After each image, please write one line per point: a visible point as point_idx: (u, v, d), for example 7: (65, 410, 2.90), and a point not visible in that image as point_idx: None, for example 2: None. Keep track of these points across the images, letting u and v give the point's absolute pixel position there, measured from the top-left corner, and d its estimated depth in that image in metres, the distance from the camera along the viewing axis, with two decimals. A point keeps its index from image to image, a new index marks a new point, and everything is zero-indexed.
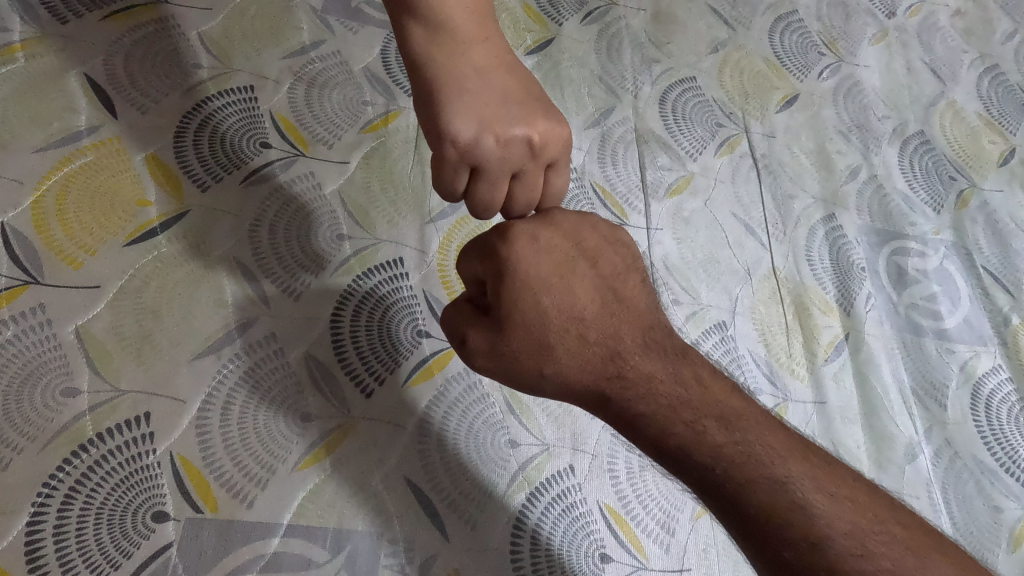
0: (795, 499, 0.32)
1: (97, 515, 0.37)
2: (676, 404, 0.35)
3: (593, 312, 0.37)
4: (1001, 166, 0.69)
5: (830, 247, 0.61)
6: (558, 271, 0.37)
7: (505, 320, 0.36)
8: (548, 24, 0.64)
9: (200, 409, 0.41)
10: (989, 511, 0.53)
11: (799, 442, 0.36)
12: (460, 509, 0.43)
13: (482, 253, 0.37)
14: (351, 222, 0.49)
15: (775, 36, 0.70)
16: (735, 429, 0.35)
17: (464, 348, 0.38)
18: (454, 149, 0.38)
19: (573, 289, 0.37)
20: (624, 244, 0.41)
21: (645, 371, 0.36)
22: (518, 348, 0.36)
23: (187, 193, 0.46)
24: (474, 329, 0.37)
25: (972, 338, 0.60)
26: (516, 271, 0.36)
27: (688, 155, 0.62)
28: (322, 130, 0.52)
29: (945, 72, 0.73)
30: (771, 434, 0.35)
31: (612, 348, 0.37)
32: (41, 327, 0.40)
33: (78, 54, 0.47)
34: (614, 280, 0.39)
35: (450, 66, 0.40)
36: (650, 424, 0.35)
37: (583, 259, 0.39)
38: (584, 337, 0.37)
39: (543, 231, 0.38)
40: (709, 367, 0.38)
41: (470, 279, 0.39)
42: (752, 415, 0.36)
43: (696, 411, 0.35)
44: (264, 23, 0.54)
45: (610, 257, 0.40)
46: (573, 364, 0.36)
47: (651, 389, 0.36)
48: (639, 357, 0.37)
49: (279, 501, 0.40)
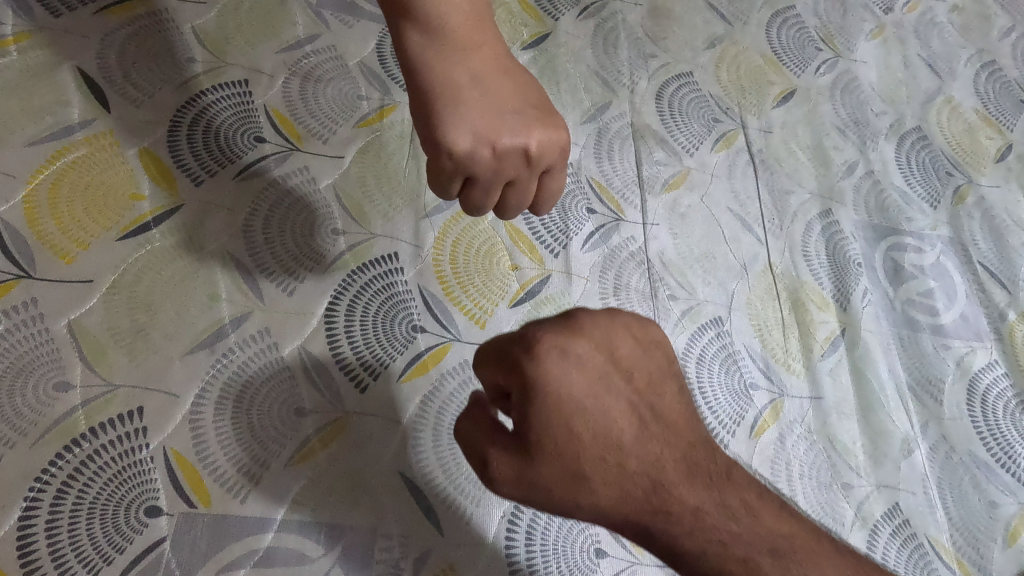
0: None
1: (90, 509, 0.37)
2: (724, 540, 0.34)
3: (629, 434, 0.35)
4: (998, 162, 0.68)
5: (827, 242, 0.61)
6: (591, 391, 0.35)
7: (539, 450, 0.34)
8: (544, 19, 0.63)
9: (194, 404, 0.41)
10: (985, 506, 0.53)
11: (850, 559, 0.35)
12: (455, 505, 0.43)
13: (508, 371, 0.34)
14: (345, 216, 0.49)
15: (772, 32, 0.70)
16: (790, 563, 0.34)
17: (485, 474, 0.35)
18: (450, 160, 0.38)
19: (607, 409, 0.35)
20: (656, 342, 0.39)
21: (690, 502, 0.34)
22: (550, 479, 0.34)
23: (181, 188, 0.46)
24: (498, 454, 0.34)
25: (968, 333, 0.59)
26: (551, 394, 0.34)
27: (685, 150, 0.62)
28: (317, 124, 0.51)
29: (942, 68, 0.73)
30: (826, 558, 0.34)
31: (654, 477, 0.35)
32: (33, 321, 0.40)
33: (71, 47, 0.47)
34: (649, 393, 0.37)
35: (446, 74, 0.39)
36: (696, 559, 0.34)
37: (617, 371, 0.36)
38: (623, 467, 0.35)
39: (575, 341, 0.35)
40: (752, 485, 0.36)
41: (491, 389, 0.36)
42: (804, 541, 0.35)
43: (747, 546, 0.34)
44: (259, 17, 0.54)
45: (644, 366, 0.37)
46: (610, 494, 0.34)
47: (698, 522, 0.34)
48: (683, 487, 0.35)
49: (273, 496, 0.40)
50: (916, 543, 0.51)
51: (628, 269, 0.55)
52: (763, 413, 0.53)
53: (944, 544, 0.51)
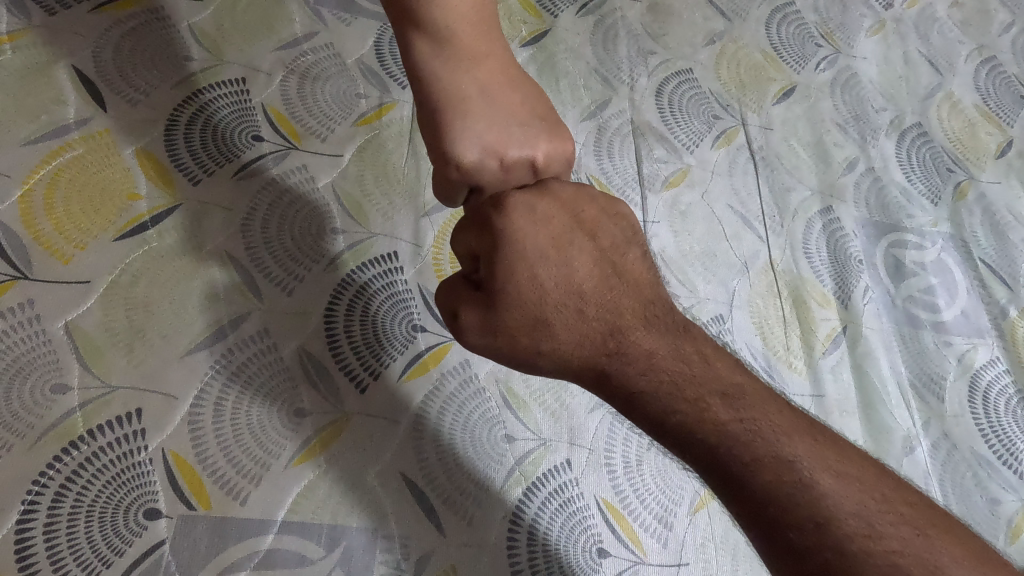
0: (802, 477, 0.30)
1: (88, 512, 0.36)
2: (675, 380, 0.33)
3: (591, 284, 0.35)
4: (999, 158, 0.68)
5: (828, 239, 0.61)
6: (554, 243, 0.36)
7: (500, 295, 0.35)
8: (543, 16, 0.63)
9: (193, 405, 0.40)
10: (987, 503, 0.53)
11: (806, 420, 0.33)
12: (456, 505, 0.43)
13: (478, 224, 0.36)
14: (345, 215, 0.49)
15: (772, 28, 0.70)
16: (739, 405, 0.32)
17: (455, 325, 0.36)
18: (457, 172, 0.38)
19: (570, 260, 0.36)
20: (622, 214, 0.39)
21: (645, 346, 0.34)
22: (513, 324, 0.35)
23: (178, 187, 0.45)
24: (468, 306, 0.36)
25: (970, 330, 0.59)
26: (512, 242, 0.35)
27: (685, 147, 0.61)
28: (315, 123, 0.51)
29: (942, 64, 0.72)
30: (778, 412, 0.32)
31: (612, 322, 0.35)
32: (30, 323, 0.39)
33: (67, 46, 0.47)
34: (613, 251, 0.37)
35: (455, 86, 0.39)
36: (648, 401, 0.33)
37: (580, 229, 0.37)
38: (582, 312, 0.35)
39: (540, 200, 0.36)
40: (711, 342, 0.35)
41: (465, 254, 0.37)
42: (756, 391, 0.33)
43: (698, 387, 0.33)
44: (256, 14, 0.53)
45: (609, 229, 0.38)
46: (569, 338, 0.35)
47: (652, 365, 0.34)
48: (640, 332, 0.35)
49: (273, 497, 0.40)
50: None
51: None
52: None
53: None
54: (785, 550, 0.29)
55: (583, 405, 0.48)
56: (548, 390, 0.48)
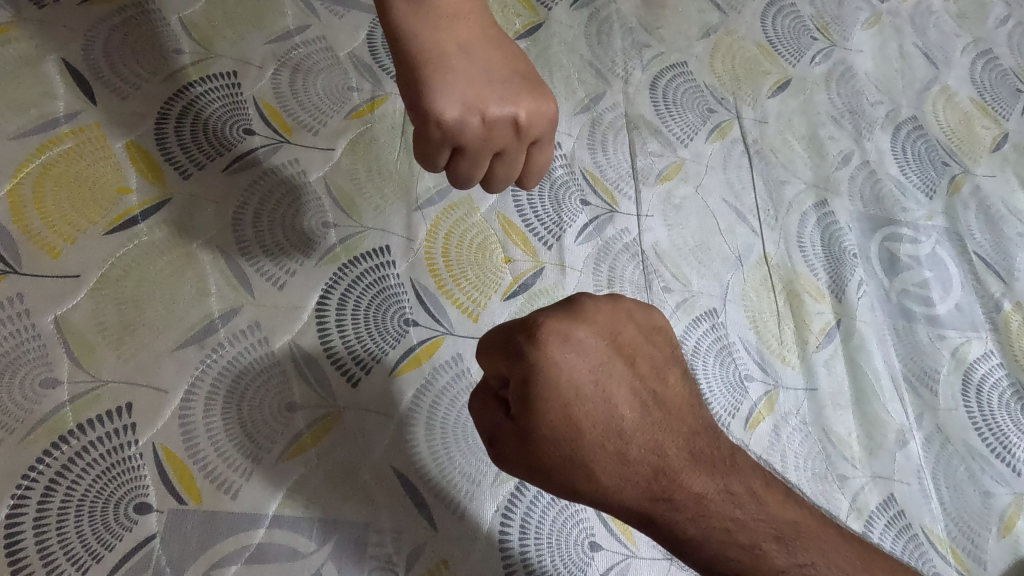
0: None
1: (78, 506, 0.36)
2: (730, 527, 0.34)
3: (632, 420, 0.35)
4: (994, 151, 0.68)
5: (822, 233, 0.61)
6: (593, 378, 0.35)
7: (538, 438, 0.34)
8: (537, 8, 0.63)
9: (184, 400, 0.40)
10: (980, 496, 0.53)
11: (854, 546, 0.35)
12: (448, 499, 0.43)
13: (509, 356, 0.34)
14: (336, 209, 0.49)
15: (767, 21, 0.69)
16: (796, 549, 0.34)
17: (493, 451, 0.36)
18: (438, 129, 0.37)
19: (610, 395, 0.36)
20: (658, 327, 0.40)
21: (695, 490, 0.34)
22: (551, 467, 0.34)
23: (169, 181, 0.45)
24: (506, 441, 0.35)
25: (964, 323, 0.59)
26: (551, 381, 0.34)
27: (679, 140, 0.61)
28: (307, 116, 0.51)
29: (938, 56, 0.72)
30: (832, 548, 0.35)
31: (657, 464, 0.35)
32: (19, 317, 0.39)
33: (56, 38, 0.46)
34: (651, 379, 0.37)
35: (433, 42, 0.38)
36: (701, 547, 0.34)
37: (619, 356, 0.37)
38: (624, 454, 0.35)
39: (576, 327, 0.36)
40: (755, 471, 0.37)
41: (492, 374, 0.36)
42: (807, 525, 0.35)
43: (753, 532, 0.34)
44: (247, 7, 0.53)
45: (645, 352, 0.38)
46: (611, 481, 0.34)
47: (703, 510, 0.34)
48: (688, 473, 0.35)
49: (265, 492, 0.40)
50: (911, 534, 0.51)
51: (622, 260, 0.55)
52: (757, 405, 0.53)
53: (938, 535, 0.51)
54: None
55: None
56: None
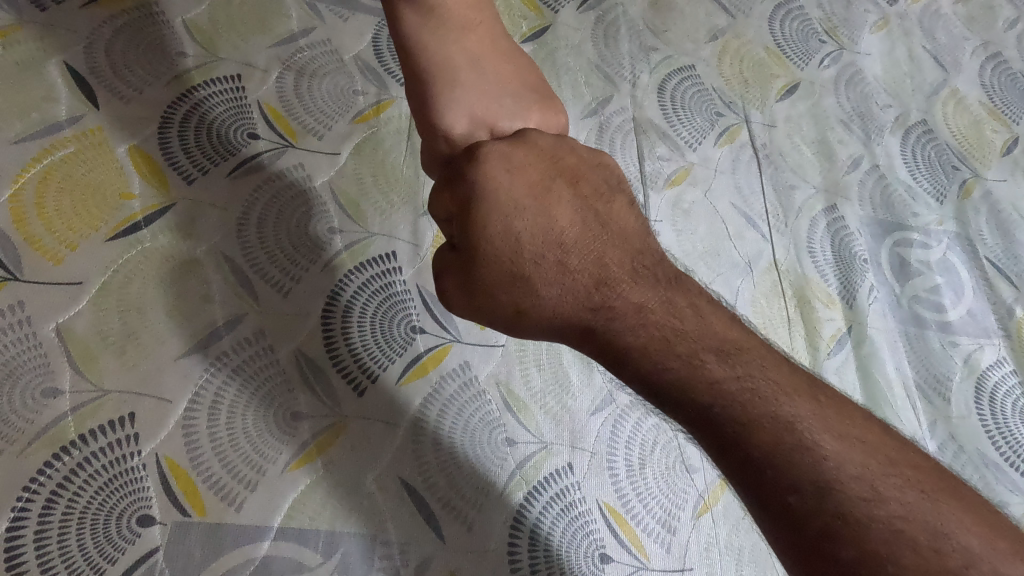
0: (802, 438, 0.27)
1: (80, 519, 0.36)
2: (669, 336, 0.31)
3: (574, 234, 0.35)
4: (1004, 156, 0.67)
5: (832, 238, 0.60)
6: (532, 193, 0.35)
7: (478, 255, 0.35)
8: (544, 12, 0.62)
9: (187, 409, 0.39)
10: (994, 506, 0.52)
11: (806, 376, 0.30)
12: (456, 510, 0.42)
13: (453, 182, 0.36)
14: (342, 214, 0.48)
15: (776, 24, 0.69)
16: (736, 363, 0.30)
17: (442, 288, 0.37)
18: (446, 143, 0.38)
19: (551, 211, 0.35)
20: (606, 165, 0.39)
21: (634, 300, 0.33)
22: (492, 282, 0.34)
23: (172, 186, 0.45)
24: (452, 271, 0.36)
25: (976, 330, 0.59)
26: (487, 193, 0.35)
27: (688, 145, 0.60)
28: (312, 120, 0.50)
29: (948, 60, 0.71)
30: (778, 369, 0.30)
31: (597, 275, 0.34)
32: (20, 325, 0.38)
33: (58, 42, 0.46)
34: (597, 200, 0.36)
35: (444, 55, 0.39)
36: (639, 359, 0.31)
37: (561, 178, 0.36)
38: (564, 263, 0.34)
39: (516, 151, 0.36)
40: (706, 296, 0.33)
41: (444, 216, 0.37)
42: (755, 347, 0.31)
43: (692, 343, 0.31)
44: (252, 10, 0.52)
45: (591, 178, 0.37)
46: (552, 293, 0.34)
47: (643, 319, 0.32)
48: (628, 285, 0.33)
49: (269, 503, 0.39)
50: None
51: None
52: None
53: None
54: (783, 514, 0.26)
55: (585, 407, 0.48)
56: (550, 393, 0.47)
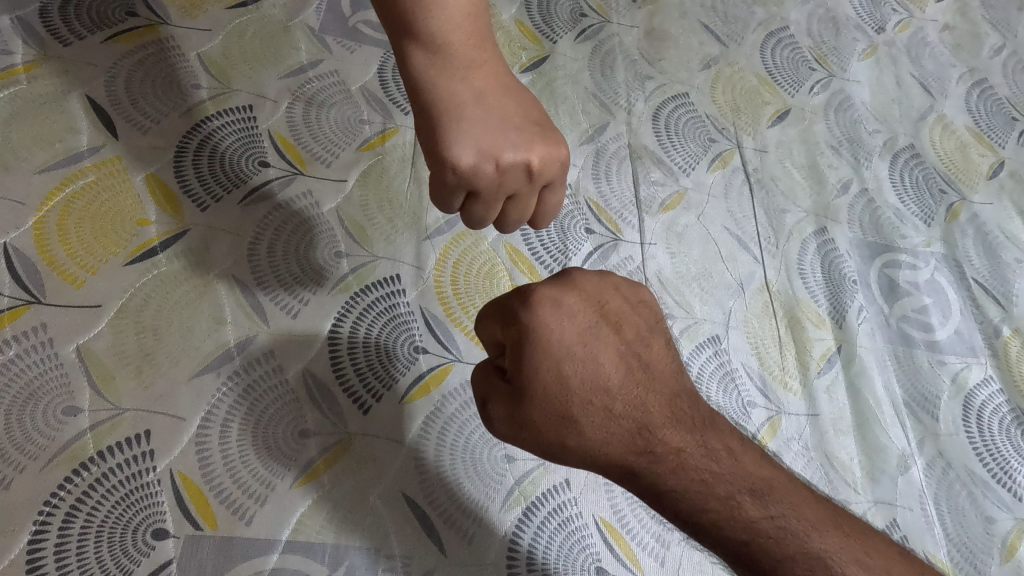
0: (835, 574, 0.33)
1: (98, 532, 0.37)
2: (707, 479, 0.36)
3: (617, 380, 0.38)
4: (990, 179, 0.70)
5: (822, 260, 0.62)
6: (581, 339, 0.37)
7: (527, 391, 0.36)
8: (542, 42, 0.65)
9: (200, 427, 0.41)
10: (981, 522, 0.54)
11: (830, 508, 0.36)
12: (457, 525, 0.44)
13: (504, 318, 0.37)
14: (348, 239, 0.50)
15: (767, 52, 0.71)
16: (770, 503, 0.35)
17: (485, 414, 0.38)
18: (454, 175, 0.39)
19: (597, 357, 0.38)
20: (645, 301, 0.42)
21: (675, 444, 0.36)
22: (540, 420, 0.36)
23: (187, 213, 0.47)
24: (498, 400, 0.37)
25: (964, 349, 0.60)
26: (538, 338, 0.36)
27: (681, 170, 0.63)
28: (320, 148, 0.52)
29: (935, 86, 0.74)
30: (807, 505, 0.36)
31: (640, 421, 0.37)
32: (42, 346, 0.40)
33: (79, 76, 0.48)
34: (638, 343, 0.40)
35: (450, 92, 0.40)
36: (678, 499, 0.36)
37: (606, 322, 0.39)
38: (610, 410, 0.37)
39: (565, 294, 0.38)
40: (734, 433, 0.39)
41: (490, 342, 0.39)
42: (783, 485, 0.37)
43: (728, 485, 0.36)
44: (263, 43, 0.55)
45: (632, 320, 0.40)
46: (597, 436, 0.36)
47: (682, 464, 0.36)
48: (669, 430, 0.37)
49: (278, 517, 0.41)
50: None
51: None
52: (760, 431, 0.53)
53: (941, 560, 0.52)
54: None
55: None
56: None
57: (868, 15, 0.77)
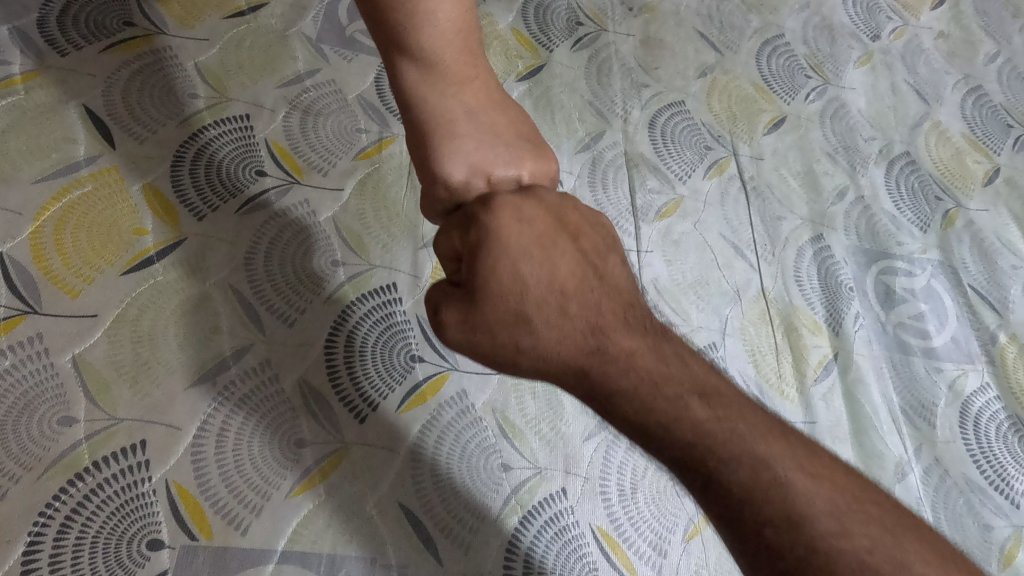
0: (776, 475, 0.30)
1: (92, 543, 0.37)
2: (654, 379, 0.33)
3: (573, 284, 0.37)
4: (986, 185, 0.70)
5: (818, 267, 0.62)
6: (539, 244, 0.37)
7: (482, 290, 0.36)
8: (539, 51, 0.65)
9: (196, 436, 0.41)
10: (979, 529, 0.54)
11: (778, 423, 0.33)
12: (453, 534, 0.44)
13: (464, 227, 0.38)
14: (345, 247, 0.50)
15: (762, 60, 0.72)
16: (716, 405, 0.32)
17: (440, 321, 0.38)
18: (445, 190, 0.40)
19: (553, 262, 0.37)
20: (605, 225, 0.41)
21: (626, 346, 0.35)
22: (495, 320, 0.36)
23: (183, 222, 0.47)
24: (452, 304, 0.38)
25: (960, 356, 0.60)
26: (496, 240, 0.37)
27: (678, 177, 0.63)
28: (317, 157, 0.53)
29: (930, 93, 0.74)
30: (754, 415, 0.33)
31: (592, 322, 0.36)
32: (38, 356, 0.40)
33: (77, 85, 0.49)
34: (595, 256, 0.39)
35: (443, 109, 0.41)
36: (625, 401, 0.33)
37: (565, 231, 0.39)
38: (564, 310, 0.36)
39: (526, 203, 0.39)
40: (686, 348, 0.36)
41: (449, 256, 0.39)
42: (732, 394, 0.34)
43: (676, 387, 0.33)
44: (260, 52, 0.55)
45: (590, 236, 0.40)
46: (552, 336, 0.36)
47: (631, 364, 0.34)
48: (620, 333, 0.35)
49: (274, 527, 0.41)
50: None
51: None
52: None
53: None
54: (760, 548, 0.29)
55: (577, 433, 0.49)
56: (544, 419, 0.49)
57: (863, 23, 0.77)
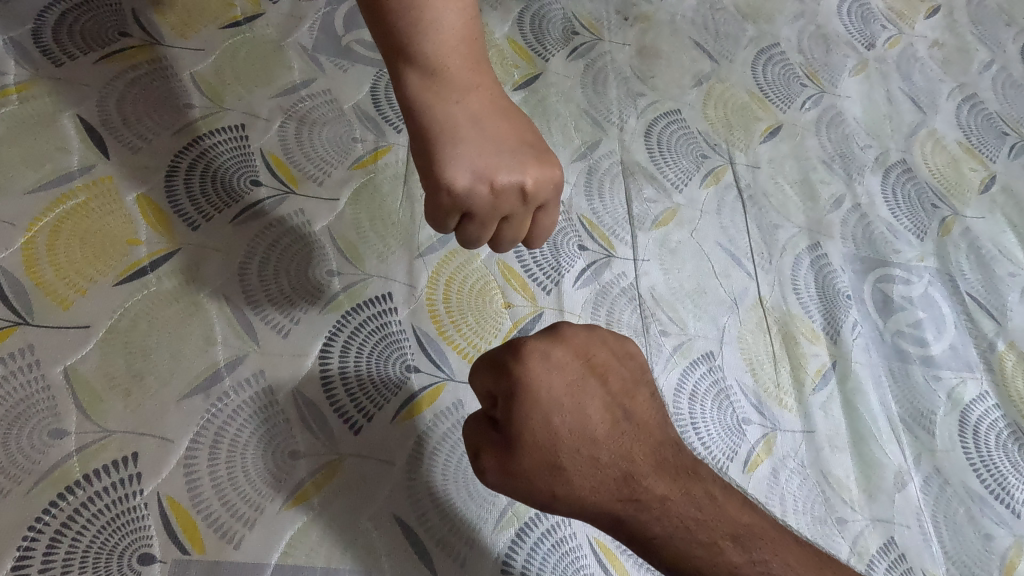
0: None
1: (83, 557, 0.37)
2: (691, 526, 0.36)
3: (603, 430, 0.38)
4: (982, 193, 0.70)
5: (816, 275, 0.62)
6: (569, 390, 0.38)
7: (517, 440, 0.36)
8: (535, 60, 0.65)
9: (189, 448, 0.41)
10: (980, 539, 0.53)
11: (808, 552, 0.38)
12: (449, 547, 0.43)
13: (495, 371, 0.38)
14: (340, 257, 0.50)
15: (758, 69, 0.72)
16: (751, 548, 0.36)
17: (476, 464, 0.38)
18: (448, 197, 0.39)
19: (584, 407, 0.38)
20: (631, 353, 0.42)
21: (659, 492, 0.37)
22: (530, 468, 0.36)
23: (177, 232, 0.47)
24: (489, 449, 0.37)
25: (958, 364, 0.60)
26: (528, 391, 0.37)
27: (674, 186, 0.63)
28: (312, 166, 0.52)
29: (925, 101, 0.74)
30: (789, 551, 0.37)
31: (625, 469, 0.37)
32: (29, 368, 0.40)
33: (71, 95, 0.49)
34: (623, 395, 0.40)
35: (445, 115, 0.40)
36: (663, 546, 0.37)
37: (592, 374, 0.39)
38: (596, 459, 0.37)
39: (554, 347, 0.39)
40: (717, 481, 0.39)
41: (482, 393, 0.39)
42: (764, 530, 0.38)
43: (711, 531, 0.36)
44: (255, 63, 0.55)
45: (618, 371, 0.41)
46: (586, 484, 0.37)
47: (665, 511, 0.37)
48: (653, 478, 0.37)
49: (267, 541, 0.40)
50: None
51: (620, 305, 0.56)
52: (756, 448, 0.53)
53: None
54: None
55: None
56: None
57: (857, 32, 0.77)
